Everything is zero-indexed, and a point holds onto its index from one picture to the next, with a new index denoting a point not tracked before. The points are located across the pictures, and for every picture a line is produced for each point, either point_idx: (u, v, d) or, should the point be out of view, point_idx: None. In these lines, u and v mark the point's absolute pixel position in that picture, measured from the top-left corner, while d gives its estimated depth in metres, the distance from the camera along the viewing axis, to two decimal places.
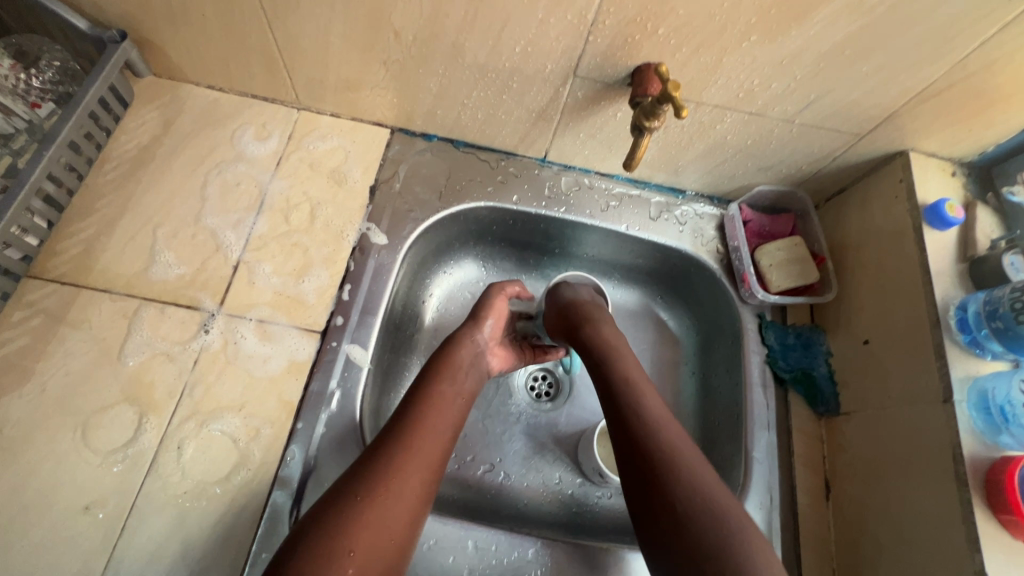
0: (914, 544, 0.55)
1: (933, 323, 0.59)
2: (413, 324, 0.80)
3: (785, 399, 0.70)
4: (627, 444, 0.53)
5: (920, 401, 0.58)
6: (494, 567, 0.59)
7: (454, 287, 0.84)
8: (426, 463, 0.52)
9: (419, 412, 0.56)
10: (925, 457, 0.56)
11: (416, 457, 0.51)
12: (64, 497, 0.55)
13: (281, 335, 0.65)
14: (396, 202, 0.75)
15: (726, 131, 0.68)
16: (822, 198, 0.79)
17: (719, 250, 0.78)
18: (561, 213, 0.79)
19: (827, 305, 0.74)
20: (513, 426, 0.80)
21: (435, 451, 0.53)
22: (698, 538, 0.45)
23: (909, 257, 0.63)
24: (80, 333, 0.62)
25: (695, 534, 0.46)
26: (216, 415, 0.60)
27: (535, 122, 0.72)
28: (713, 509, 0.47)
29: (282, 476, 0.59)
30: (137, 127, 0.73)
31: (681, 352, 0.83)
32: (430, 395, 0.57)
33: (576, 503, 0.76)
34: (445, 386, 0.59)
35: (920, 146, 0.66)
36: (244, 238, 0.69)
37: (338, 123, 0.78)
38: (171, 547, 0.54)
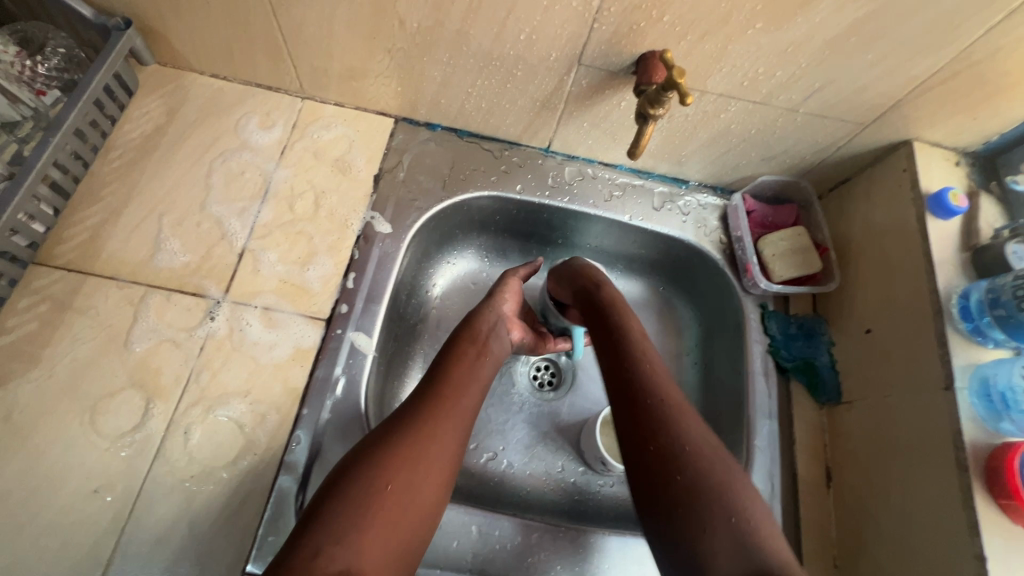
0: (914, 530, 0.55)
1: (935, 311, 0.59)
2: (412, 328, 0.79)
3: (787, 388, 0.71)
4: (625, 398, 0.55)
5: (921, 388, 0.58)
6: (497, 552, 0.60)
7: (453, 289, 0.84)
8: (459, 411, 0.55)
9: (449, 366, 0.59)
10: (926, 444, 0.56)
11: (450, 403, 0.55)
12: (72, 481, 0.55)
13: (285, 322, 0.65)
14: (400, 191, 0.75)
15: (731, 120, 0.68)
16: (826, 188, 0.79)
17: (722, 240, 0.79)
18: (564, 203, 0.79)
19: (830, 295, 0.74)
20: (516, 415, 0.81)
21: (468, 401, 0.57)
22: (698, 481, 0.48)
23: (913, 246, 0.64)
24: (86, 320, 0.62)
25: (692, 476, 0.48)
26: (222, 401, 0.61)
27: (539, 111, 0.73)
28: (710, 457, 0.49)
29: (288, 461, 0.59)
30: (142, 116, 0.73)
31: (683, 342, 0.84)
32: (449, 380, 0.57)
33: (579, 491, 0.77)
34: (470, 345, 0.62)
35: (925, 135, 0.66)
36: (249, 226, 0.70)
37: (342, 112, 0.78)
38: (179, 529, 0.55)
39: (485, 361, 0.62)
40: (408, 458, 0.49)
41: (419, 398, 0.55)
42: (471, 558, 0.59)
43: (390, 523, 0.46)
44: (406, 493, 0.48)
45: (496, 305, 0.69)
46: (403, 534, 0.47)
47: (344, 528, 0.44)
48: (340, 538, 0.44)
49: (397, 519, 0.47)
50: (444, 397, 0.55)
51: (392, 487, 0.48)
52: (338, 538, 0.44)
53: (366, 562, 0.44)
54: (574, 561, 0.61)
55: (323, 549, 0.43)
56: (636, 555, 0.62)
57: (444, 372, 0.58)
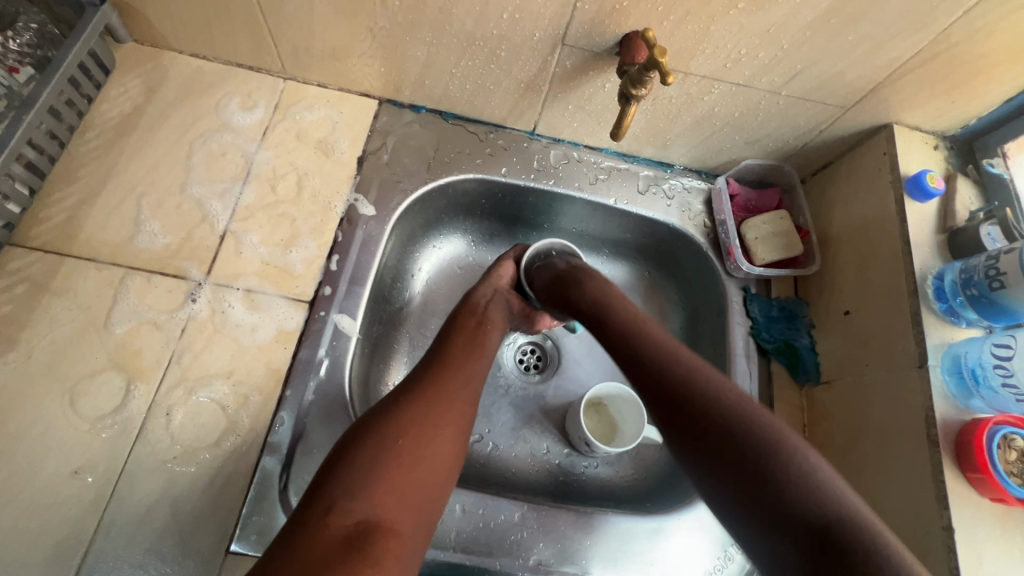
0: (886, 505, 0.57)
1: (911, 292, 0.60)
2: (397, 319, 0.79)
3: (767, 369, 0.72)
4: (654, 387, 0.54)
5: (895, 367, 0.59)
6: (482, 529, 0.61)
7: (438, 279, 0.84)
8: (465, 378, 0.59)
9: (451, 337, 0.64)
10: (899, 421, 0.57)
11: (455, 369, 0.60)
12: (52, 462, 0.55)
13: (268, 304, 0.65)
14: (384, 173, 0.75)
15: (714, 102, 0.69)
16: (808, 172, 0.80)
17: (706, 224, 0.79)
18: (549, 186, 0.79)
19: (810, 278, 0.75)
20: (502, 398, 0.81)
21: (476, 367, 0.62)
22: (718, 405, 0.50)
23: (891, 228, 0.65)
24: (65, 301, 0.61)
25: (742, 439, 0.47)
26: (204, 382, 0.60)
27: (524, 93, 0.72)
28: (756, 425, 0.48)
29: (271, 443, 0.59)
30: (119, 95, 0.72)
31: (668, 326, 0.85)
32: (451, 357, 0.61)
33: (563, 472, 0.78)
34: (469, 317, 0.67)
35: (905, 119, 0.67)
36: (231, 208, 0.69)
37: (325, 93, 0.77)
38: (162, 509, 0.55)
39: (487, 330, 0.67)
40: (416, 419, 0.53)
41: (423, 373, 0.58)
42: (455, 536, 0.60)
43: (403, 477, 0.49)
44: (419, 449, 0.51)
45: (496, 280, 0.74)
46: (420, 490, 0.50)
47: (357, 483, 0.48)
48: (354, 493, 0.47)
49: (410, 474, 0.50)
50: (449, 372, 0.59)
51: (404, 444, 0.51)
52: (352, 494, 0.47)
53: (384, 513, 0.47)
54: (556, 539, 0.62)
55: (337, 505, 0.46)
56: (644, 533, 0.63)
57: (448, 350, 0.62)
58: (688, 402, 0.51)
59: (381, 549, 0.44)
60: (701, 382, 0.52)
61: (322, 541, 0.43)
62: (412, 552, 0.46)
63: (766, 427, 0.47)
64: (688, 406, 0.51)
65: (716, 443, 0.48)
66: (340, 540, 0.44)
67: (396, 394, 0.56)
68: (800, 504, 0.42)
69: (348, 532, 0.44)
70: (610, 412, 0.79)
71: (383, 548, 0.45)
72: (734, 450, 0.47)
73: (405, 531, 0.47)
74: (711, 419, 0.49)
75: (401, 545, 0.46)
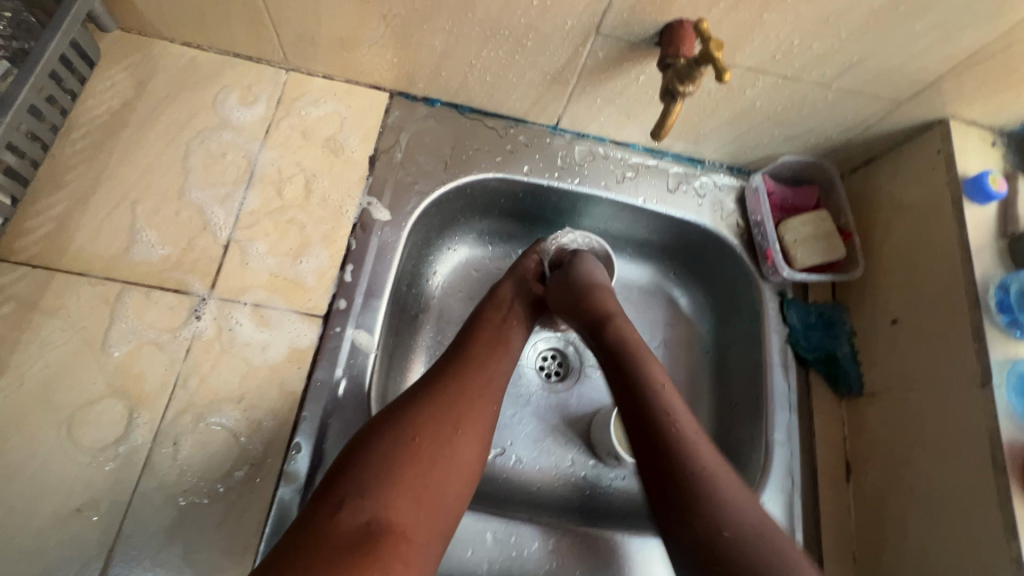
0: (942, 530, 0.54)
1: (973, 304, 0.56)
2: (413, 323, 0.75)
3: (806, 380, 0.68)
4: (659, 477, 0.49)
5: (953, 383, 0.56)
6: (515, 559, 0.57)
7: (454, 280, 0.79)
8: (490, 376, 0.56)
9: (475, 332, 0.61)
10: (958, 442, 0.54)
11: (476, 364, 0.57)
12: (53, 499, 0.51)
13: (279, 320, 0.60)
14: (398, 173, 0.69)
15: (757, 96, 0.63)
16: (849, 169, 0.75)
17: (740, 224, 0.75)
18: (573, 185, 0.74)
19: (852, 282, 0.71)
20: (523, 409, 0.77)
21: (500, 366, 0.58)
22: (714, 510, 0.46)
23: (947, 233, 0.60)
24: (57, 321, 0.56)
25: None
26: (213, 407, 0.56)
27: (549, 86, 0.67)
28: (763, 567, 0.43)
29: (288, 471, 0.55)
30: (106, 90, 0.65)
31: (696, 331, 0.81)
32: (473, 350, 0.59)
33: (589, 485, 0.74)
34: (494, 312, 0.64)
35: (962, 114, 0.62)
36: (234, 215, 0.64)
37: (331, 85, 0.71)
38: (174, 549, 0.51)
39: (511, 326, 0.64)
40: (434, 417, 0.50)
41: (444, 367, 0.56)
42: (487, 567, 0.56)
43: (418, 480, 0.47)
44: (435, 450, 0.49)
45: (521, 272, 0.70)
46: (436, 491, 0.47)
47: (368, 482, 0.46)
48: (365, 491, 0.45)
49: (425, 476, 0.47)
50: (474, 366, 0.56)
51: (419, 444, 0.48)
52: (364, 491, 0.45)
53: (395, 516, 0.45)
54: (590, 564, 0.59)
55: (347, 502, 0.45)
56: None
57: (472, 339, 0.60)
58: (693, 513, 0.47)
59: (387, 555, 0.42)
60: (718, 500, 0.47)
61: (329, 540, 0.42)
62: (423, 562, 0.44)
63: (751, 519, 0.46)
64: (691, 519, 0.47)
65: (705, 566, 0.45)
66: (347, 542, 0.42)
67: (417, 389, 0.53)
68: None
69: (356, 532, 0.43)
70: None
71: (390, 554, 0.43)
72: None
73: (417, 539, 0.45)
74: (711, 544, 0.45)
75: (410, 552, 0.44)
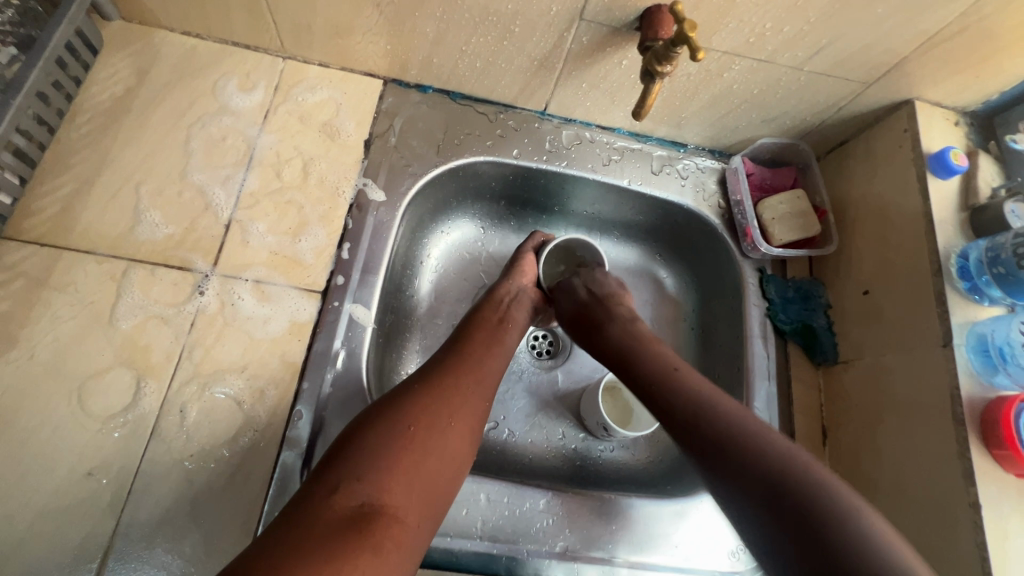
0: (908, 483, 0.57)
1: (935, 271, 0.60)
2: (408, 301, 0.77)
3: (784, 350, 0.72)
4: (688, 431, 0.51)
5: (918, 346, 0.60)
6: (507, 518, 0.60)
7: (448, 261, 0.82)
8: (483, 371, 0.58)
9: (471, 331, 0.63)
10: (921, 400, 0.58)
11: (472, 360, 0.58)
12: (65, 463, 0.53)
13: (279, 295, 0.63)
14: (393, 156, 0.72)
15: (733, 80, 0.67)
16: (824, 151, 0.79)
17: (721, 204, 0.78)
18: (561, 167, 0.77)
19: (827, 257, 0.75)
20: (515, 385, 0.80)
21: (493, 363, 0.60)
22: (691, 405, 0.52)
23: (913, 207, 0.64)
24: (65, 297, 0.59)
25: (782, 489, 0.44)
26: (217, 377, 0.59)
27: (536, 72, 0.70)
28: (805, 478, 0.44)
29: (290, 437, 0.58)
30: (109, 77, 0.68)
31: (681, 309, 0.84)
32: (468, 347, 0.60)
33: (580, 457, 0.77)
34: (491, 313, 0.66)
35: (926, 95, 0.66)
36: (235, 196, 0.66)
37: (327, 73, 0.73)
38: (182, 509, 0.54)
39: (507, 328, 0.65)
40: (429, 407, 0.52)
41: (439, 362, 0.58)
42: (480, 526, 0.59)
43: (412, 466, 0.48)
44: (429, 439, 0.50)
45: (520, 276, 0.72)
46: (428, 478, 0.48)
47: (365, 466, 0.46)
48: (361, 475, 0.46)
49: (420, 463, 0.48)
50: (469, 362, 0.58)
51: (414, 433, 0.49)
52: (359, 475, 0.46)
53: (388, 499, 0.45)
54: (581, 524, 0.61)
55: (343, 485, 0.45)
56: (668, 515, 0.63)
57: (466, 335, 0.62)
58: (730, 448, 0.48)
59: (381, 535, 0.43)
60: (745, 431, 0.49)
61: (324, 521, 0.42)
62: (413, 545, 0.45)
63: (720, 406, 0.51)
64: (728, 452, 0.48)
65: (742, 478, 0.46)
66: (343, 521, 0.43)
67: (412, 381, 0.55)
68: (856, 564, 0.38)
69: (351, 513, 0.43)
70: (625, 396, 0.78)
71: (384, 534, 0.43)
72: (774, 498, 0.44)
73: (409, 522, 0.46)
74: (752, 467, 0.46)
75: (403, 533, 0.45)
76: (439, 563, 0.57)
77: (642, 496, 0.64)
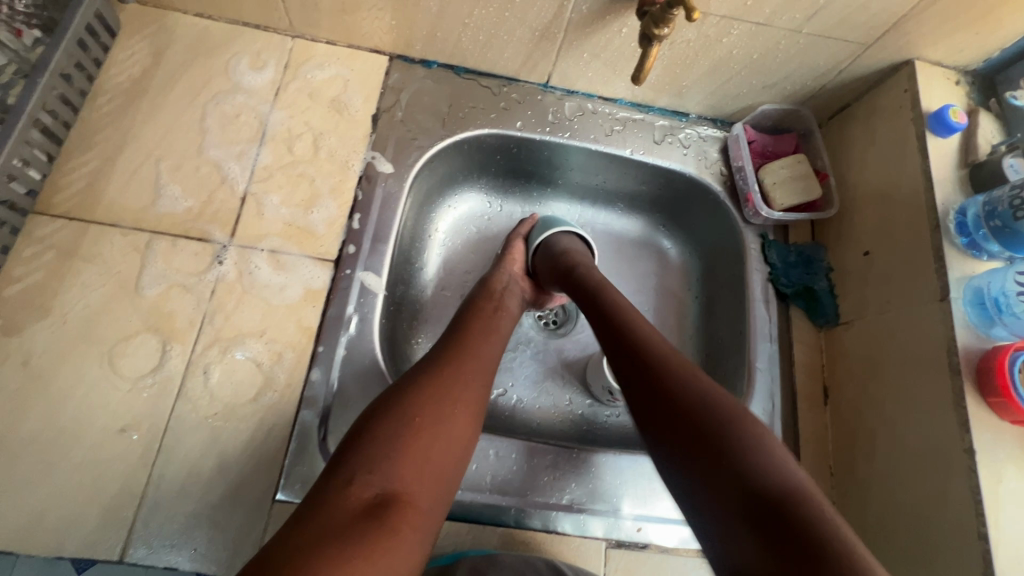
0: (907, 434, 0.59)
1: (934, 228, 0.61)
2: (419, 275, 0.80)
3: (786, 312, 0.73)
4: (625, 363, 0.54)
5: (917, 301, 0.61)
6: (515, 473, 0.63)
7: (457, 234, 0.84)
8: (482, 359, 0.59)
9: (468, 322, 0.63)
10: (920, 353, 0.59)
11: (470, 351, 0.59)
12: (99, 420, 0.57)
13: (294, 264, 0.66)
14: (399, 130, 0.74)
15: (733, 44, 0.67)
16: (826, 116, 0.79)
17: (723, 171, 0.79)
18: (564, 139, 0.78)
19: (829, 221, 0.76)
20: (523, 353, 0.83)
21: (492, 349, 0.61)
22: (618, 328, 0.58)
23: (913, 166, 0.65)
24: (94, 267, 0.62)
25: (702, 417, 0.47)
26: (237, 341, 0.62)
27: (538, 42, 0.71)
28: (726, 405, 0.48)
29: (308, 398, 0.61)
30: (127, 58, 0.71)
31: (685, 277, 0.85)
32: (467, 339, 0.61)
33: (586, 422, 0.79)
34: (487, 302, 0.67)
35: (926, 54, 0.66)
36: (249, 170, 0.69)
37: (335, 50, 0.76)
38: (207, 463, 0.57)
39: (502, 315, 0.66)
40: (433, 397, 0.52)
41: (439, 355, 0.58)
42: (490, 480, 0.62)
43: (420, 454, 0.49)
44: (434, 427, 0.51)
45: (507, 266, 0.74)
46: (436, 464, 0.50)
47: (377, 457, 0.48)
48: (373, 467, 0.47)
49: (427, 451, 0.49)
50: (468, 353, 0.59)
51: (420, 423, 0.50)
52: (372, 467, 0.47)
53: (402, 486, 0.47)
54: (587, 481, 0.64)
55: (357, 477, 0.46)
56: None
57: (466, 326, 0.63)
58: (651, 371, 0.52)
59: (397, 521, 0.44)
60: (676, 363, 0.52)
61: (343, 513, 0.44)
62: (429, 526, 0.47)
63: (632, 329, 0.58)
64: (658, 381, 0.51)
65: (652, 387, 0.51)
66: (361, 512, 0.44)
67: (413, 373, 0.55)
68: (753, 486, 0.42)
69: (367, 504, 0.45)
70: None
71: (401, 521, 0.45)
72: (690, 426, 0.47)
73: (423, 505, 0.47)
74: (676, 399, 0.49)
75: (418, 517, 0.46)
76: (452, 514, 0.60)
77: (643, 453, 0.66)
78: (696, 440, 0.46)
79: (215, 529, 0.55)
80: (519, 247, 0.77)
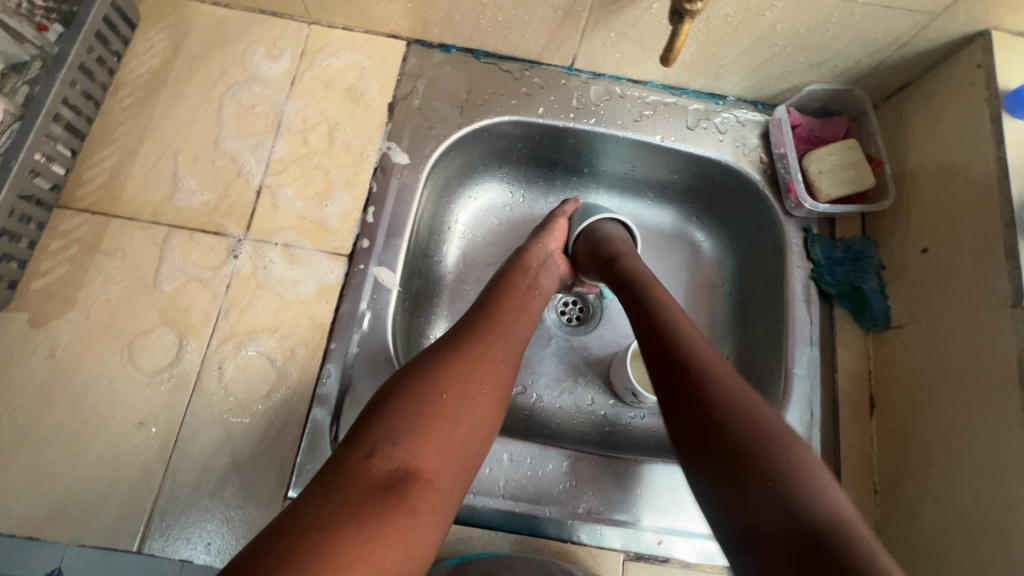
0: (966, 453, 0.53)
1: (1007, 224, 0.54)
2: (438, 267, 0.78)
3: (830, 314, 0.67)
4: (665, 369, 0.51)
5: (982, 306, 0.54)
6: (530, 478, 0.60)
7: (478, 225, 0.81)
8: (509, 339, 0.55)
9: (500, 297, 0.60)
10: (984, 365, 0.53)
11: (501, 328, 0.56)
12: (120, 413, 0.58)
13: (308, 259, 0.65)
14: (416, 119, 0.71)
15: (777, 18, 0.61)
16: (882, 96, 0.72)
17: (763, 159, 0.73)
18: (590, 124, 0.74)
19: (882, 214, 0.69)
20: (544, 350, 0.80)
21: (520, 328, 0.58)
22: (666, 325, 0.55)
23: (985, 154, 0.57)
24: (115, 260, 0.63)
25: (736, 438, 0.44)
26: (251, 336, 0.61)
27: (561, 23, 0.66)
28: (770, 430, 0.44)
29: (320, 396, 0.60)
30: (147, 50, 0.70)
31: (719, 272, 0.80)
32: (496, 315, 0.57)
33: (609, 423, 0.76)
34: (521, 279, 0.64)
35: (1006, 24, 0.58)
36: (264, 161, 0.68)
37: (351, 36, 0.73)
38: (221, 459, 0.57)
39: (534, 294, 0.63)
40: (460, 374, 0.49)
41: (468, 329, 0.55)
42: (503, 485, 0.60)
43: (444, 431, 0.46)
44: (461, 404, 0.48)
45: (546, 241, 0.70)
46: (459, 444, 0.47)
47: (401, 431, 0.45)
48: (398, 440, 0.44)
49: (453, 430, 0.47)
50: (496, 332, 0.55)
51: (447, 400, 0.48)
52: (396, 439, 0.44)
53: (424, 464, 0.44)
54: (607, 488, 0.61)
55: (379, 449, 0.44)
56: None
57: (496, 300, 0.59)
58: (696, 380, 0.49)
59: (418, 500, 0.42)
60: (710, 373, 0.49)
61: (364, 485, 0.41)
62: (447, 509, 0.44)
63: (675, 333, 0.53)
64: (698, 390, 0.48)
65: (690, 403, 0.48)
66: (382, 486, 0.41)
67: (439, 348, 0.52)
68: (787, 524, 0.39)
69: (388, 477, 0.42)
70: None
71: (420, 499, 0.42)
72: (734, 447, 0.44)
73: (444, 486, 0.44)
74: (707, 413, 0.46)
75: (438, 498, 0.43)
76: (463, 519, 0.59)
77: (667, 463, 0.63)
78: (730, 461, 0.44)
79: (228, 525, 0.55)
80: (561, 223, 0.73)
